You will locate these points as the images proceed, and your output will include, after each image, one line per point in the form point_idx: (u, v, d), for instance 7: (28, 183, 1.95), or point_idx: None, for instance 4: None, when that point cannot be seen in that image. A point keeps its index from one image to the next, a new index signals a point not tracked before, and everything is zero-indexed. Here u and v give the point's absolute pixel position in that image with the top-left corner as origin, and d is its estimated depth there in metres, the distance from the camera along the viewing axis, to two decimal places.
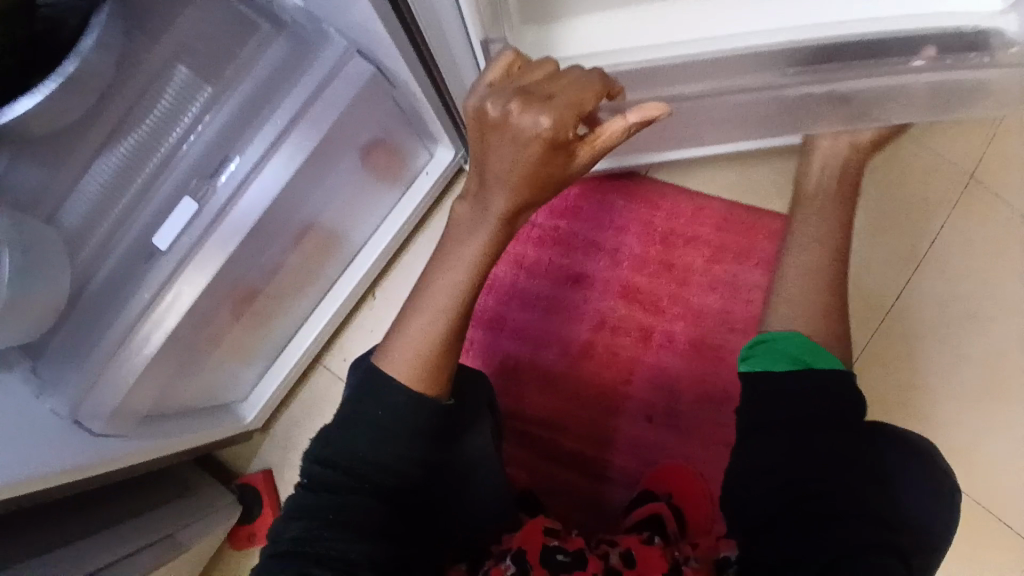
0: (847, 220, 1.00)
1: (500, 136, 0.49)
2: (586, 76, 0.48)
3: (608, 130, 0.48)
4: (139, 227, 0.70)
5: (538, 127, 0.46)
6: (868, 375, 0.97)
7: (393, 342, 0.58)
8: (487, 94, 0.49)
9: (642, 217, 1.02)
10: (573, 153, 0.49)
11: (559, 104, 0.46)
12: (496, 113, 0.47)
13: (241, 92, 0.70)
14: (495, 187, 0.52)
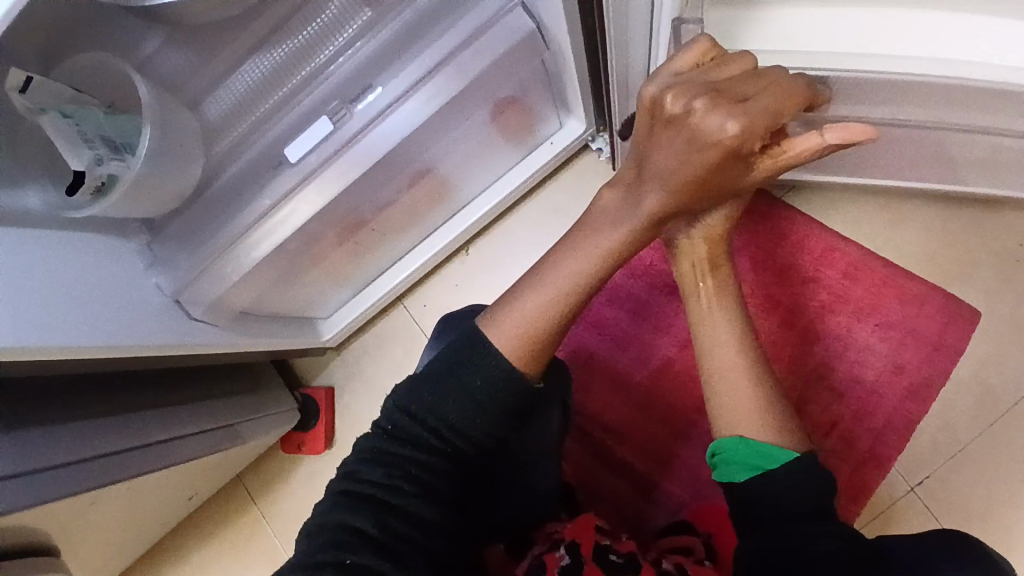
0: (995, 305, 0.89)
1: (679, 132, 0.45)
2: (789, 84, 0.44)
3: (800, 144, 0.44)
4: (273, 135, 0.71)
5: (731, 124, 0.42)
6: (966, 475, 0.89)
7: (499, 314, 0.55)
8: (672, 81, 0.45)
9: (764, 244, 0.95)
10: (752, 162, 0.45)
11: (760, 107, 0.42)
12: (681, 107, 0.44)
13: (399, 22, 0.69)
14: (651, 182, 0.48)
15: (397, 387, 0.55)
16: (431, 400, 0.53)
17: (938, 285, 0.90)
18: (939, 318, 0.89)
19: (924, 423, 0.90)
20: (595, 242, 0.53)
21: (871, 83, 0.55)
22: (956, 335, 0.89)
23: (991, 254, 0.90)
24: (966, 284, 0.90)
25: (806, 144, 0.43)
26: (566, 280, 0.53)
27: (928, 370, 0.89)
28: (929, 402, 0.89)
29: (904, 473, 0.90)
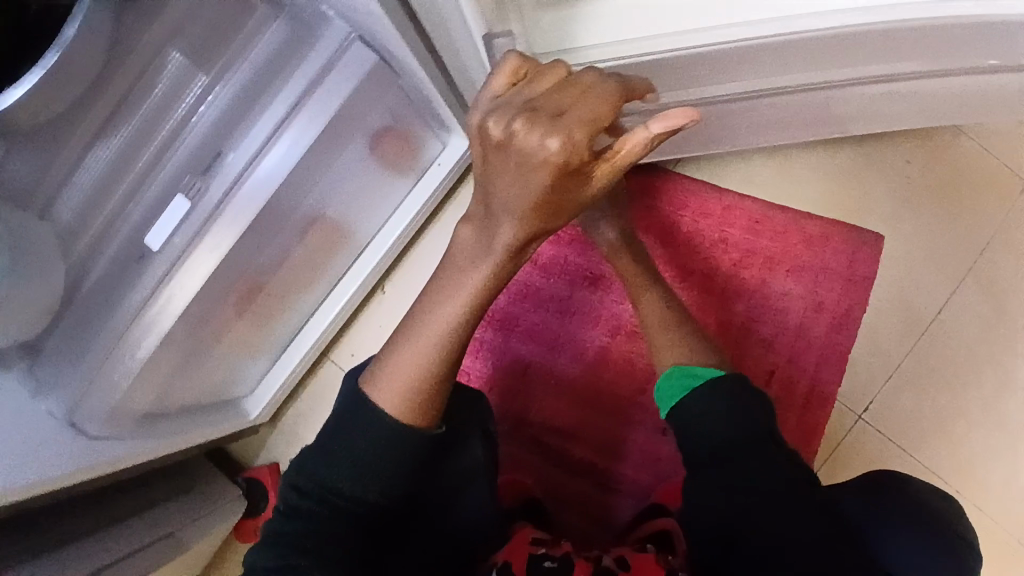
0: (894, 227, 0.92)
1: (502, 161, 0.40)
2: (603, 84, 0.39)
3: (629, 145, 0.39)
4: (132, 224, 0.66)
5: (545, 150, 0.38)
6: (906, 394, 0.91)
7: (378, 372, 0.50)
8: (492, 107, 0.41)
9: (667, 217, 0.95)
10: (591, 172, 0.41)
11: (573, 121, 0.38)
12: (501, 135, 0.39)
13: (236, 81, 0.64)
14: (501, 213, 0.43)
15: (289, 462, 0.52)
16: (320, 468, 0.50)
17: (838, 220, 0.93)
18: (845, 251, 0.92)
19: (855, 353, 0.92)
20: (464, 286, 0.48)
21: (708, 56, 0.55)
22: (864, 262, 0.91)
23: (879, 180, 0.93)
24: (864, 214, 0.93)
25: (633, 142, 0.39)
26: (434, 324, 0.49)
27: (846, 302, 0.92)
28: (855, 333, 0.91)
29: (848, 405, 0.92)
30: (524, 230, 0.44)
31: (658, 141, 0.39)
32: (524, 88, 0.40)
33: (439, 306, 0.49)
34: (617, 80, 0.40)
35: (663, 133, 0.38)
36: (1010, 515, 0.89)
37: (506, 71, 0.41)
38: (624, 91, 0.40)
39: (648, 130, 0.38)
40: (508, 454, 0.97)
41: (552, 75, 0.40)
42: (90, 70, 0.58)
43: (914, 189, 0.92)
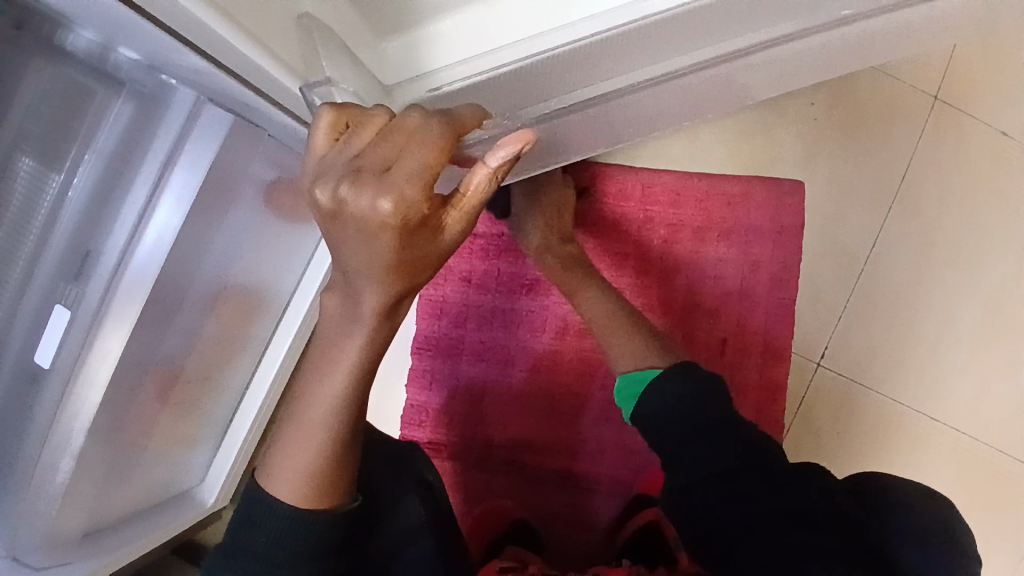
0: (812, 172, 0.92)
1: (339, 228, 0.37)
2: (429, 125, 0.37)
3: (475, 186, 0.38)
4: (11, 349, 0.60)
5: (379, 212, 0.35)
6: (859, 333, 0.91)
7: (275, 467, 0.46)
8: (319, 169, 0.38)
9: (588, 207, 0.93)
10: (437, 223, 0.38)
11: (402, 176, 0.35)
12: (335, 204, 0.36)
13: (87, 177, 0.60)
14: (358, 278, 0.39)
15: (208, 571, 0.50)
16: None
17: (756, 177, 0.92)
18: (768, 206, 0.91)
19: (799, 303, 0.91)
20: (340, 354, 0.43)
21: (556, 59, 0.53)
22: (789, 213, 0.91)
23: (788, 126, 0.91)
24: (781, 165, 0.92)
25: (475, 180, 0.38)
26: (320, 412, 0.45)
27: (780, 256, 0.91)
28: (795, 285, 0.91)
29: (802, 356, 0.91)
30: (388, 294, 0.40)
31: (504, 174, 0.39)
32: (347, 142, 0.37)
33: (319, 384, 0.44)
34: (442, 120, 0.37)
35: (505, 166, 0.38)
36: (985, 431, 0.89)
37: (324, 128, 0.38)
38: (454, 129, 0.38)
39: (490, 166, 0.37)
40: (486, 483, 0.92)
41: (376, 123, 0.38)
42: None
43: (825, 128, 0.91)
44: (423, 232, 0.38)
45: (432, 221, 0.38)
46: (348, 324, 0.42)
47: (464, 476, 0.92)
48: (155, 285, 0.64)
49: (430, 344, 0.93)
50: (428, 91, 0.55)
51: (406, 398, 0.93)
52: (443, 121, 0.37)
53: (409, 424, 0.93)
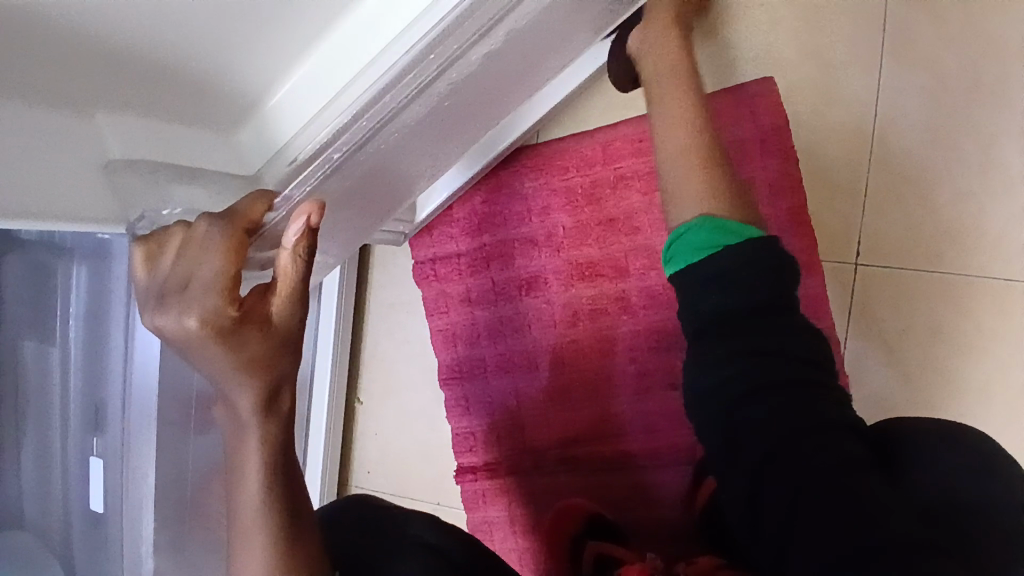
0: (777, 62, 0.83)
1: (181, 342, 0.45)
2: (212, 235, 0.45)
3: (284, 269, 0.45)
4: (77, 499, 0.69)
5: (188, 326, 0.43)
6: (891, 216, 0.80)
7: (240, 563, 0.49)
8: (144, 294, 0.46)
9: (557, 187, 0.89)
10: (263, 312, 0.46)
11: (198, 290, 0.44)
12: (160, 323, 0.45)
13: (77, 338, 0.67)
14: (222, 379, 0.46)
15: None
16: None
17: (719, 89, 0.84)
18: (743, 115, 0.83)
19: (810, 204, 0.82)
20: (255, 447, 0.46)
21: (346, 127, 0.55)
22: (767, 115, 0.82)
23: (734, 27, 0.84)
24: (741, 67, 0.84)
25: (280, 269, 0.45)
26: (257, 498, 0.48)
27: (773, 163, 0.82)
28: (800, 187, 0.82)
29: (836, 259, 0.82)
30: (260, 388, 0.46)
31: (309, 247, 0.45)
32: (157, 267, 0.46)
33: (251, 480, 0.47)
34: (226, 226, 0.46)
35: (301, 241, 0.44)
36: None
37: (140, 261, 0.47)
38: (238, 229, 0.46)
39: (287, 247, 0.44)
40: (550, 488, 0.90)
41: (176, 237, 0.46)
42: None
43: (777, 12, 0.82)
44: (251, 324, 0.45)
45: (254, 312, 0.45)
46: (249, 416, 0.47)
47: (528, 486, 0.91)
48: (160, 413, 0.66)
49: (454, 371, 0.95)
50: (287, 165, 0.56)
51: (452, 427, 0.95)
52: (225, 227, 0.46)
53: (462, 450, 0.94)
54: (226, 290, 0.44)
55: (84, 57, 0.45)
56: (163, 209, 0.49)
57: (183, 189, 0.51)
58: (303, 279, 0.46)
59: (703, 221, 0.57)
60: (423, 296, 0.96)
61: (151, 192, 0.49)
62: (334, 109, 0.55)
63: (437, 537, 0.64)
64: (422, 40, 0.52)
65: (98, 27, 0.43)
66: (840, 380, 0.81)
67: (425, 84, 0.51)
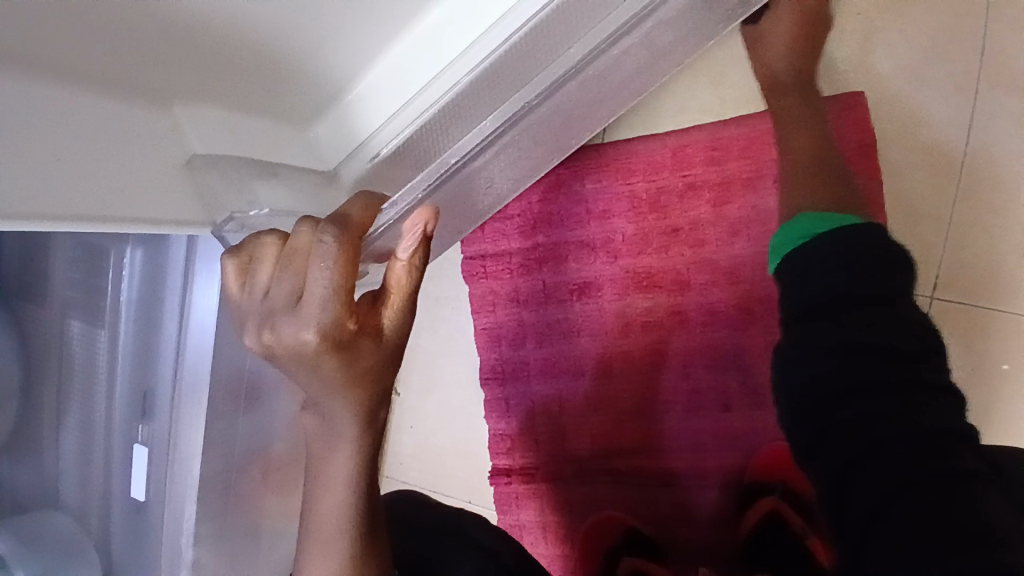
0: (868, 77, 0.78)
1: (291, 363, 0.40)
2: (323, 244, 0.38)
3: (397, 281, 0.41)
4: (117, 486, 0.67)
5: (305, 343, 0.38)
6: (974, 250, 0.76)
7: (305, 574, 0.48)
8: (246, 307, 0.40)
9: (620, 192, 0.86)
10: (376, 325, 0.41)
11: (314, 305, 0.38)
12: (270, 341, 0.39)
13: (125, 323, 0.65)
14: (321, 391, 0.42)
15: None
16: None
17: (802, 102, 0.80)
18: (826, 130, 0.79)
19: (890, 230, 0.78)
20: (336, 460, 0.44)
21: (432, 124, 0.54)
22: (852, 132, 0.78)
23: (823, 36, 0.79)
24: (828, 79, 0.79)
25: (395, 277, 0.41)
26: (332, 517, 0.46)
27: (854, 184, 0.78)
28: (881, 212, 0.78)
29: (912, 290, 0.78)
30: (359, 396, 0.42)
31: (423, 258, 0.42)
32: (253, 279, 0.40)
33: (322, 496, 0.46)
34: (334, 231, 0.39)
35: (415, 253, 0.41)
36: None
37: (233, 276, 0.41)
38: (352, 236, 0.39)
39: (402, 259, 0.41)
40: (589, 497, 0.89)
41: (272, 251, 0.40)
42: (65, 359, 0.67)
43: (874, 24, 0.78)
44: (365, 338, 0.40)
45: (369, 324, 0.41)
46: (343, 428, 0.43)
47: (566, 495, 0.90)
48: (209, 400, 0.64)
49: (496, 372, 0.92)
50: (368, 161, 0.54)
51: (490, 427, 0.93)
52: (341, 234, 0.39)
53: (499, 453, 0.93)
54: (345, 304, 0.38)
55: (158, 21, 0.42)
56: (252, 212, 0.46)
57: (266, 187, 0.48)
58: (417, 288, 0.42)
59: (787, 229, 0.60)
60: (471, 292, 0.93)
61: (236, 192, 0.46)
62: (419, 103, 0.53)
63: (488, 536, 0.63)
64: (530, 23, 0.50)
65: None
66: None
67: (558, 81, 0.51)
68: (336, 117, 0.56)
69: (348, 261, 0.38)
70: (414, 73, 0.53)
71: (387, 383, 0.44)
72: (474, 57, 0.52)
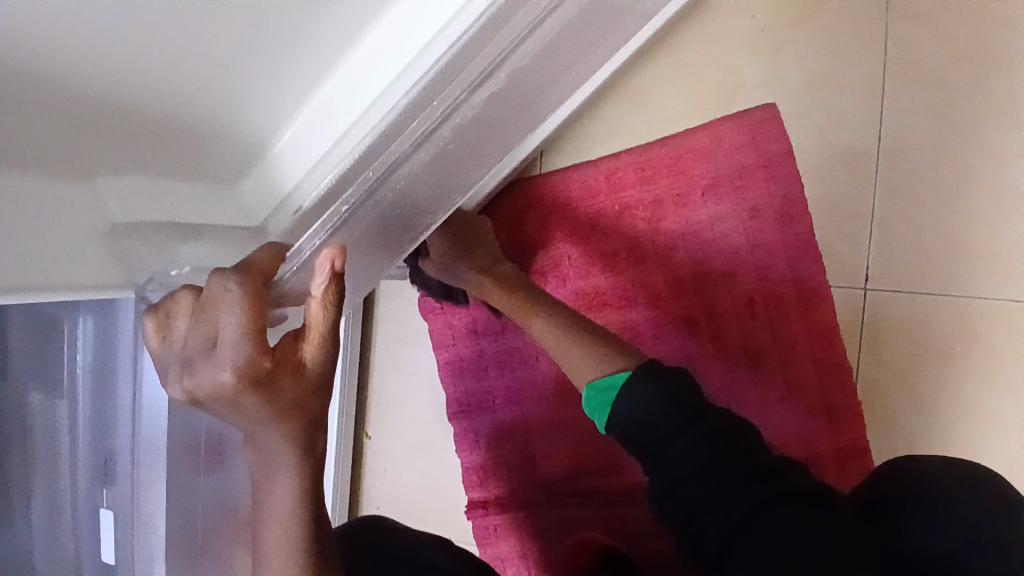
0: (778, 88, 0.83)
1: (217, 405, 0.43)
2: (230, 291, 0.42)
3: (314, 317, 0.45)
4: (87, 551, 0.69)
5: (224, 383, 0.42)
6: (899, 242, 0.80)
7: None
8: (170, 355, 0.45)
9: (560, 218, 0.89)
10: (298, 359, 0.44)
11: (227, 348, 0.42)
12: (195, 385, 0.43)
13: (87, 388, 0.67)
14: (257, 430, 0.44)
15: None
16: None
17: (721, 117, 0.84)
18: (746, 141, 0.83)
19: (818, 228, 0.82)
20: (279, 498, 0.47)
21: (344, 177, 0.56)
22: (771, 140, 0.82)
23: (733, 51, 0.84)
24: (743, 92, 0.84)
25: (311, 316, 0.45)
26: (276, 554, 0.47)
27: (778, 190, 0.82)
28: (806, 212, 0.82)
29: (843, 284, 0.81)
30: (295, 435, 0.45)
31: (338, 294, 0.46)
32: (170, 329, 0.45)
33: (269, 534, 0.47)
34: (240, 281, 0.43)
35: (329, 290, 0.45)
36: None
37: (152, 331, 0.47)
38: (256, 283, 0.44)
39: (317, 296, 0.45)
40: (563, 519, 0.89)
41: (186, 303, 0.45)
42: (46, 439, 0.68)
43: (778, 39, 0.83)
44: (286, 374, 0.43)
45: (288, 358, 0.44)
46: (284, 468, 0.46)
47: (540, 518, 0.90)
48: (167, 461, 0.65)
49: (461, 404, 0.94)
50: (292, 214, 0.57)
51: (460, 460, 0.95)
52: (242, 280, 0.43)
53: (470, 484, 0.94)
54: (257, 345, 0.42)
55: (77, 114, 0.46)
56: (171, 271, 0.54)
57: (186, 249, 0.54)
58: (336, 323, 0.46)
59: (589, 389, 0.66)
60: (430, 329, 0.96)
61: (157, 253, 0.54)
62: (332, 157, 0.56)
63: (450, 562, 0.64)
64: (417, 82, 0.52)
65: (99, 75, 0.44)
66: (855, 406, 0.80)
67: (429, 131, 0.52)
68: (266, 173, 0.59)
69: (256, 307, 0.43)
70: (326, 125, 0.56)
71: (321, 419, 0.47)
72: (376, 110, 0.53)
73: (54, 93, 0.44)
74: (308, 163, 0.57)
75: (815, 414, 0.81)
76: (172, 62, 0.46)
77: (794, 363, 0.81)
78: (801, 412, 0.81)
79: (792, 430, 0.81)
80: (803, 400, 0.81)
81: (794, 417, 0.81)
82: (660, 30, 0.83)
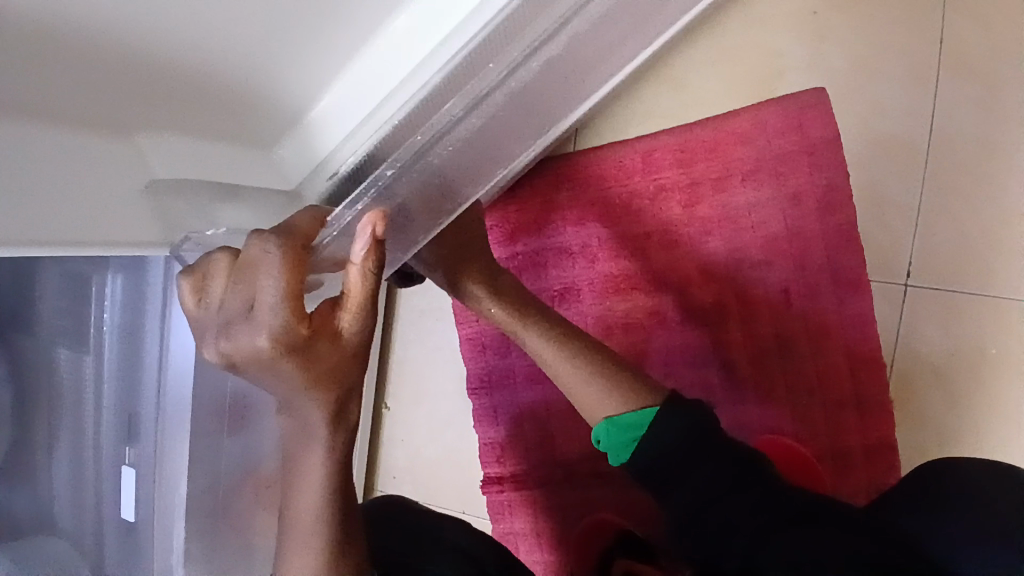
0: (827, 73, 0.79)
1: (252, 369, 0.43)
2: (269, 253, 0.42)
3: (353, 285, 0.43)
4: (108, 509, 0.69)
5: (260, 348, 0.41)
6: (946, 235, 0.77)
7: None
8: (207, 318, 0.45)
9: (592, 198, 0.87)
10: (335, 327, 0.43)
11: (265, 312, 0.41)
12: (230, 349, 0.42)
13: (112, 348, 0.67)
14: (292, 397, 0.44)
15: None
16: None
17: (765, 100, 0.81)
18: (790, 126, 0.80)
19: (860, 220, 0.79)
20: (310, 467, 0.46)
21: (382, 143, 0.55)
22: (817, 127, 0.79)
23: (781, 32, 0.81)
24: (789, 75, 0.80)
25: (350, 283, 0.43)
26: (306, 521, 0.47)
27: (821, 178, 0.79)
28: (849, 202, 0.79)
29: (883, 279, 0.79)
30: (329, 404, 0.44)
31: (377, 262, 0.44)
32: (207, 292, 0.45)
33: (300, 501, 0.47)
34: (280, 245, 0.42)
35: (369, 256, 0.43)
36: None
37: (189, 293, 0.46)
38: (296, 247, 0.43)
39: (356, 262, 0.43)
40: (580, 500, 0.89)
41: (223, 265, 0.44)
42: (70, 395, 0.68)
43: (830, 20, 0.79)
44: (321, 342, 0.42)
45: (324, 326, 0.43)
46: (316, 437, 0.45)
47: (557, 498, 0.90)
48: (192, 421, 0.65)
49: (483, 380, 0.93)
50: (328, 179, 0.57)
51: (479, 437, 0.94)
52: (283, 243, 0.43)
53: (489, 461, 0.93)
54: (295, 310, 0.41)
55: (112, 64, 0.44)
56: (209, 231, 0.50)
57: (227, 211, 0.53)
58: (376, 292, 0.44)
59: (606, 425, 0.64)
60: (454, 303, 0.95)
61: (197, 214, 0.51)
62: (372, 122, 0.55)
63: (472, 541, 0.64)
64: (465, 49, 0.51)
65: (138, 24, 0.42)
66: (887, 404, 0.78)
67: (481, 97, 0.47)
68: (301, 137, 0.57)
69: (294, 271, 0.42)
70: (365, 90, 0.54)
71: (356, 390, 0.45)
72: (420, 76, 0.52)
73: (89, 45, 0.42)
74: (346, 127, 0.56)
75: (845, 411, 0.79)
76: (211, 15, 0.44)
77: (826, 358, 0.79)
78: (830, 408, 0.79)
79: (820, 426, 0.79)
80: (833, 396, 0.79)
81: (823, 412, 0.79)
82: (706, 7, 0.80)
